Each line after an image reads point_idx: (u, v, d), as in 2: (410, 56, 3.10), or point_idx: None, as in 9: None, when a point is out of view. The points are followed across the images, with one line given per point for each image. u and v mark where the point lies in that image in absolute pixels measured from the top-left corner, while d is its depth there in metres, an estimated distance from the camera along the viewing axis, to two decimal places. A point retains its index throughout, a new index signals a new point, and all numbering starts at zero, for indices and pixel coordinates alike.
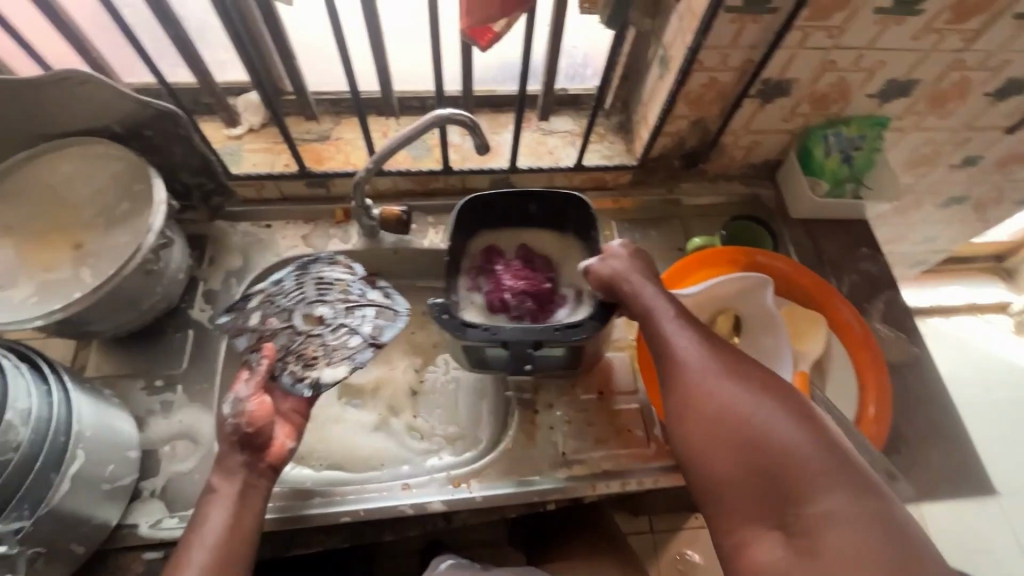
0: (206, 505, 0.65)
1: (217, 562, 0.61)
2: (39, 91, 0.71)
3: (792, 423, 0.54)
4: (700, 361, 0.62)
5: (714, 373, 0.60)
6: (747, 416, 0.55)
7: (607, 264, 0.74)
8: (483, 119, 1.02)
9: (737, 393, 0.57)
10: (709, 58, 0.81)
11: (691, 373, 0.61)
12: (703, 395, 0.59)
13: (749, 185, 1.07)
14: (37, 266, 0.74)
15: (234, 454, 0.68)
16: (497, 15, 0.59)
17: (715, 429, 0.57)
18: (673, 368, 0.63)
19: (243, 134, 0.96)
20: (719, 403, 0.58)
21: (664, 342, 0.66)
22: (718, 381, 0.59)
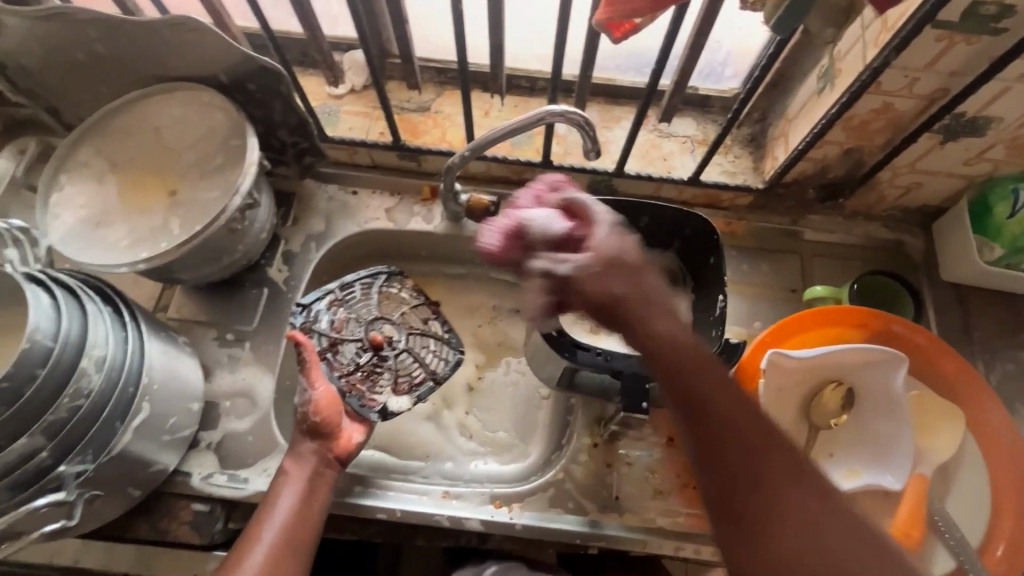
0: (277, 485, 0.66)
1: (284, 546, 0.61)
2: (154, 32, 0.69)
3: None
4: (788, 463, 0.46)
5: (807, 491, 0.45)
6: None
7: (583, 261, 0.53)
8: (595, 109, 0.91)
9: (841, 531, 0.44)
10: (891, 80, 0.66)
11: (777, 484, 0.45)
12: (792, 524, 0.44)
13: (895, 231, 0.90)
14: (133, 207, 0.75)
15: (305, 440, 0.69)
16: (645, 9, 0.49)
17: None
18: (751, 472, 0.46)
19: (344, 94, 0.93)
20: (821, 542, 0.43)
21: (732, 423, 0.47)
22: (817, 506, 0.45)
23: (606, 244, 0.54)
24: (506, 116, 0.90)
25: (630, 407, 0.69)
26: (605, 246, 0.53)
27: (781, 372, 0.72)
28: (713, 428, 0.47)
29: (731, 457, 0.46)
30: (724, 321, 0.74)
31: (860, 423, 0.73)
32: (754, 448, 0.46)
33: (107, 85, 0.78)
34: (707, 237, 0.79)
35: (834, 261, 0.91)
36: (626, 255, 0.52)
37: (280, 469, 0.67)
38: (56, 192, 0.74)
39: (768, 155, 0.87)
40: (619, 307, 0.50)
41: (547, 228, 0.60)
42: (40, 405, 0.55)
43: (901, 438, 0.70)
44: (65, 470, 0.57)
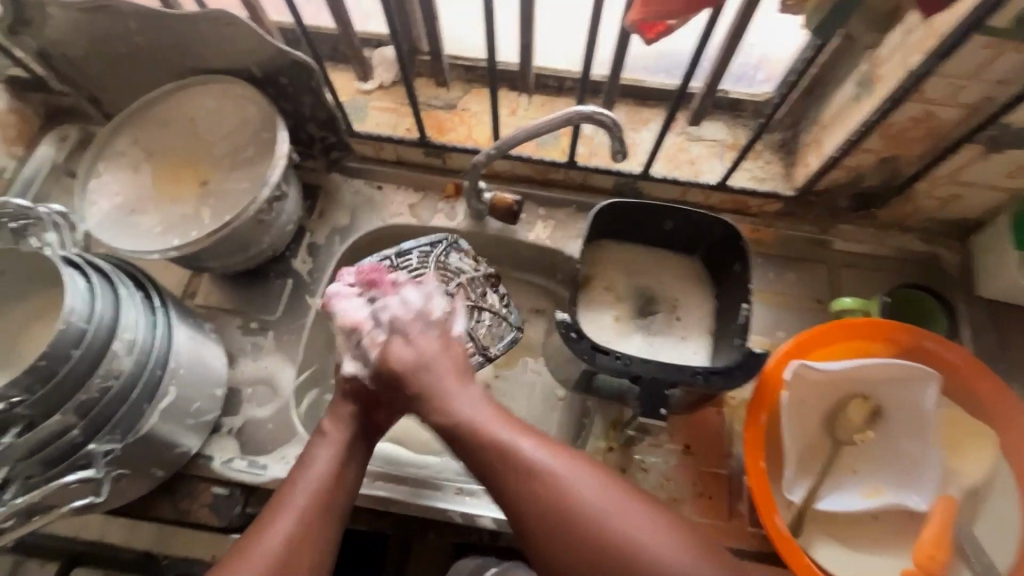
0: (312, 446, 0.65)
1: (320, 509, 0.59)
2: (193, 25, 0.71)
3: (610, 500, 0.52)
4: (552, 468, 0.53)
5: (573, 484, 0.52)
6: (586, 514, 0.51)
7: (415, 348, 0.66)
8: (622, 111, 0.90)
9: (605, 508, 0.51)
10: (934, 88, 0.63)
11: (547, 487, 0.52)
12: (561, 519, 0.51)
13: (930, 244, 0.87)
14: (166, 196, 0.77)
15: (345, 403, 0.68)
16: (681, 11, 0.48)
17: (571, 541, 0.50)
18: (525, 490, 0.53)
19: (373, 90, 0.94)
20: (588, 525, 0.50)
21: (502, 454, 0.55)
22: (581, 493, 0.52)
23: (401, 350, 0.65)
24: (533, 116, 0.90)
25: (647, 412, 0.69)
26: (397, 350, 0.65)
27: (804, 384, 0.71)
28: (488, 464, 0.55)
29: (506, 483, 0.54)
30: (747, 330, 0.72)
31: (886, 440, 0.71)
32: (525, 467, 0.53)
33: (146, 76, 0.81)
34: (731, 241, 0.77)
35: (864, 272, 0.88)
36: (422, 347, 0.65)
37: (318, 429, 0.66)
38: (95, 179, 0.76)
39: (800, 162, 0.85)
40: (412, 400, 0.63)
41: (381, 321, 0.68)
42: (73, 384, 0.57)
43: (929, 458, 0.68)
44: (94, 448, 0.59)
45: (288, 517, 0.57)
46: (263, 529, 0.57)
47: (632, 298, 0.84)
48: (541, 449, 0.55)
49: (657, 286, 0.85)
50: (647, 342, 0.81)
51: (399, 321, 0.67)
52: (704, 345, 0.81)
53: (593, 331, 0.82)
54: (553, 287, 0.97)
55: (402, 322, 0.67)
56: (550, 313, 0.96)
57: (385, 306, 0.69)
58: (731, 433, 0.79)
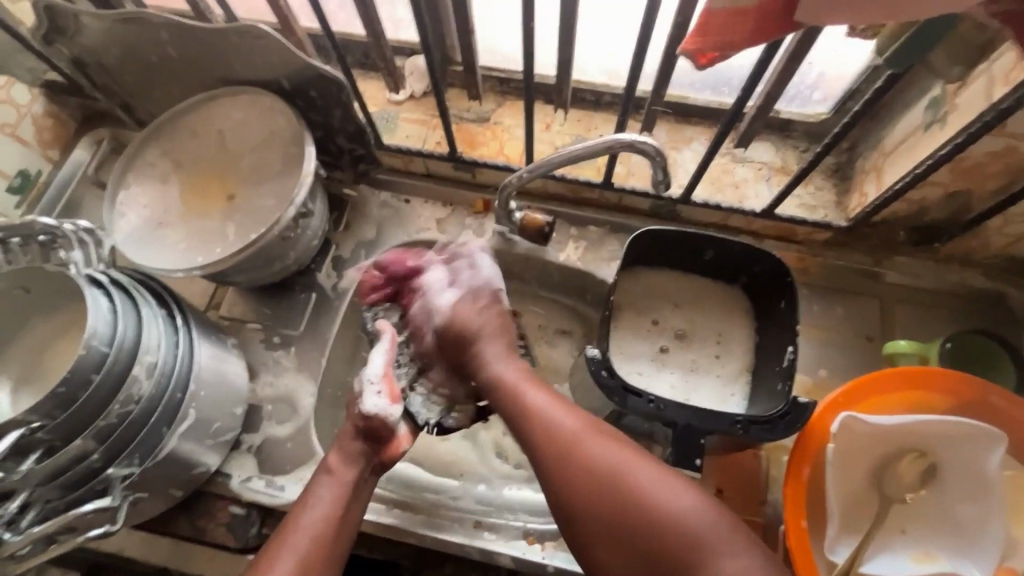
0: (315, 484, 0.64)
1: (316, 541, 0.59)
2: (224, 38, 0.69)
3: (603, 441, 0.58)
4: (574, 426, 0.60)
5: (593, 443, 0.58)
6: (579, 445, 0.58)
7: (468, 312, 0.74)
8: (663, 128, 0.86)
9: (622, 462, 0.56)
10: (1020, 122, 0.57)
11: (570, 443, 0.58)
12: (581, 468, 0.56)
13: (997, 282, 0.80)
14: (194, 209, 0.76)
15: (354, 440, 0.68)
16: (745, 42, 0.42)
17: (568, 466, 0.57)
18: (540, 432, 0.61)
19: (404, 101, 0.91)
20: (604, 475, 0.55)
21: (530, 413, 0.63)
22: (600, 449, 0.57)
23: (473, 312, 0.74)
24: (568, 132, 0.86)
25: (681, 462, 0.64)
26: (467, 310, 0.74)
27: (852, 437, 0.65)
28: (521, 423, 0.63)
29: (534, 438, 0.61)
30: (792, 375, 0.68)
31: (938, 499, 0.66)
32: (550, 426, 0.61)
33: (177, 85, 0.80)
34: (778, 278, 0.73)
35: (922, 309, 0.82)
36: (485, 317, 0.74)
37: (323, 466, 0.66)
38: (124, 191, 0.76)
39: (855, 190, 0.79)
40: (472, 358, 0.72)
41: (451, 289, 0.77)
42: (93, 409, 0.56)
43: (989, 525, 0.62)
44: (113, 473, 0.58)
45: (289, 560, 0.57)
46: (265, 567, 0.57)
47: (670, 329, 0.80)
48: (567, 412, 0.62)
49: (695, 318, 0.80)
50: (682, 380, 0.77)
51: (476, 290, 0.76)
52: (742, 384, 0.76)
53: (626, 366, 0.78)
54: (583, 308, 0.91)
55: (476, 290, 0.76)
56: (576, 335, 0.91)
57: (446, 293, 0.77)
58: (767, 476, 0.75)
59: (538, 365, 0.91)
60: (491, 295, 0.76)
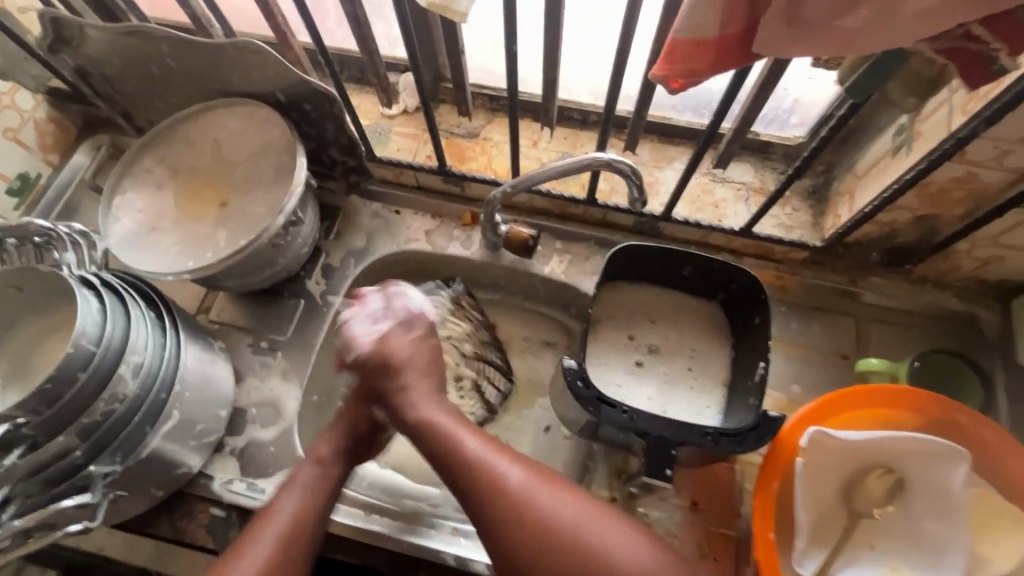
0: (300, 468, 0.68)
1: (293, 527, 0.63)
2: (222, 52, 0.72)
3: (553, 494, 0.56)
4: (521, 482, 0.56)
5: (543, 498, 0.55)
6: (535, 506, 0.55)
7: (399, 347, 0.68)
8: (646, 147, 0.88)
9: (576, 513, 0.55)
10: (978, 150, 0.59)
11: (518, 499, 0.55)
12: (537, 526, 0.54)
13: (968, 304, 0.82)
14: (187, 215, 0.78)
15: (348, 439, 0.70)
16: (706, 72, 0.44)
17: (527, 530, 0.54)
18: (489, 495, 0.56)
19: (396, 115, 0.94)
20: (561, 532, 0.54)
21: (471, 469, 0.57)
22: (552, 506, 0.55)
23: (403, 343, 0.68)
24: (555, 149, 0.88)
25: (651, 472, 0.65)
26: (398, 341, 0.68)
27: (823, 451, 0.67)
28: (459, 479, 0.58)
29: (477, 497, 0.56)
30: (763, 390, 0.70)
31: (906, 515, 0.67)
32: (495, 483, 0.56)
33: (177, 96, 0.82)
34: (753, 295, 0.75)
35: (895, 329, 0.84)
36: (415, 349, 0.68)
37: (314, 453, 0.69)
38: (120, 196, 0.78)
39: (831, 212, 0.82)
40: (399, 395, 0.65)
41: (381, 318, 0.70)
42: (78, 406, 0.57)
43: (955, 541, 0.64)
44: (95, 470, 0.60)
45: (261, 550, 0.60)
46: (240, 554, 0.60)
47: (650, 343, 0.82)
48: (510, 463, 0.58)
49: (674, 332, 0.82)
50: (660, 393, 0.79)
51: (411, 318, 0.71)
52: (719, 398, 0.78)
53: (605, 378, 0.80)
54: (566, 320, 0.93)
55: (412, 318, 0.71)
56: (559, 347, 0.93)
57: (379, 316, 0.70)
58: (740, 490, 0.76)
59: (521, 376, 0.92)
60: (424, 322, 0.71)
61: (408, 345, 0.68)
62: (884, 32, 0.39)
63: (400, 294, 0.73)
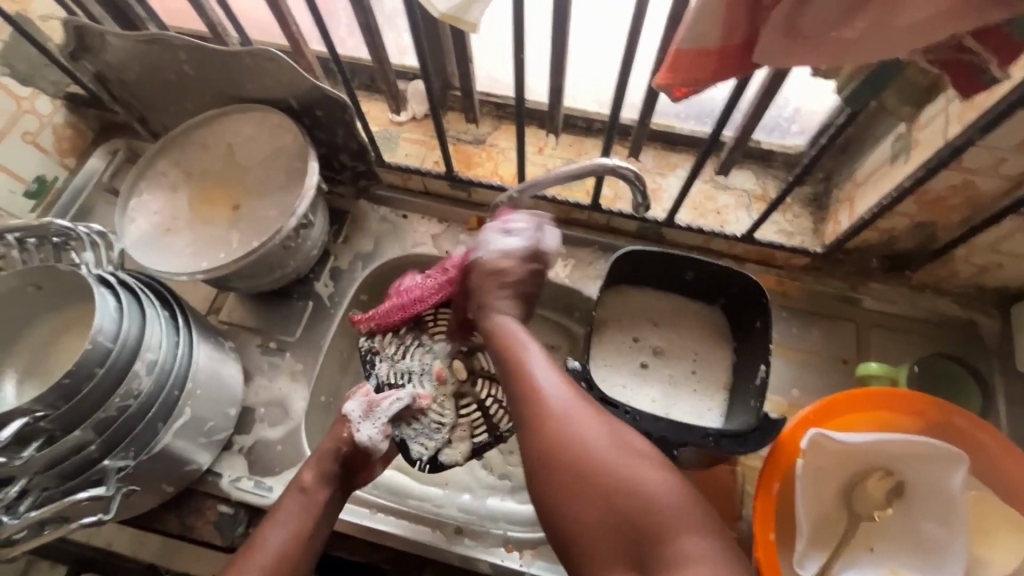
0: (285, 495, 0.68)
1: (280, 555, 0.63)
2: (238, 59, 0.74)
3: (588, 418, 0.57)
4: (565, 398, 0.59)
5: (575, 416, 0.57)
6: (565, 420, 0.57)
7: (494, 264, 0.72)
8: (650, 154, 0.90)
9: (606, 440, 0.56)
10: (975, 158, 0.61)
11: (552, 411, 0.58)
12: (565, 439, 0.56)
13: (967, 310, 0.83)
14: (200, 217, 0.80)
15: (332, 465, 0.70)
16: (706, 79, 0.46)
17: (552, 440, 0.56)
18: (531, 397, 0.60)
19: (405, 122, 0.96)
20: (582, 449, 0.55)
21: (526, 378, 0.61)
22: (579, 423, 0.57)
23: (517, 264, 0.72)
24: (560, 155, 0.90)
25: None
26: (506, 261, 0.72)
27: (823, 453, 0.67)
28: (512, 382, 0.63)
29: (524, 401, 0.60)
30: (764, 393, 0.71)
31: (905, 518, 0.68)
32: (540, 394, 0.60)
33: (193, 102, 0.84)
34: (754, 299, 0.76)
35: (894, 334, 0.84)
36: (525, 274, 0.72)
37: (298, 481, 0.69)
38: (136, 198, 0.80)
39: (831, 218, 0.83)
40: (490, 303, 0.71)
41: (515, 237, 0.73)
42: (94, 401, 0.59)
43: (954, 544, 0.64)
44: (109, 464, 0.61)
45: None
46: None
47: (653, 346, 0.83)
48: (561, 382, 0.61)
49: (676, 336, 0.83)
50: (662, 396, 0.80)
51: (535, 250, 0.73)
52: (720, 401, 0.79)
53: (608, 380, 0.81)
54: (569, 323, 0.95)
55: (533, 253, 0.73)
56: (563, 350, 0.94)
57: (509, 237, 0.72)
58: (742, 493, 0.77)
59: None
60: (543, 261, 0.74)
61: (507, 266, 0.72)
62: (878, 43, 0.40)
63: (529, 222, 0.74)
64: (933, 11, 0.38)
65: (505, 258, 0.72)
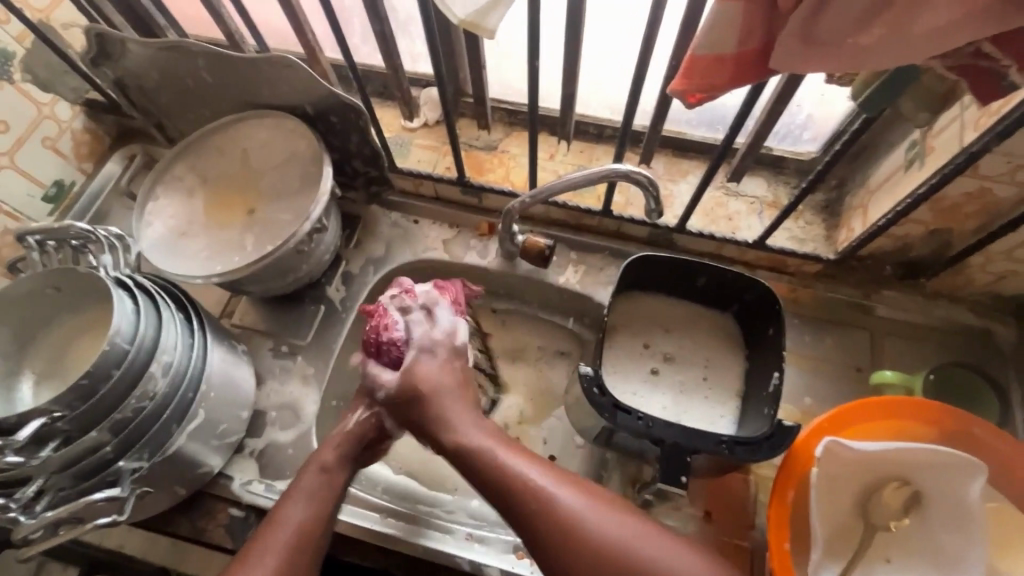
0: (303, 470, 0.66)
1: (302, 533, 0.61)
2: (256, 66, 0.75)
3: (611, 524, 0.52)
4: (578, 506, 0.53)
5: (600, 526, 0.52)
6: (593, 541, 0.51)
7: (423, 363, 0.64)
8: (661, 161, 0.90)
9: (636, 539, 0.52)
10: (991, 165, 0.61)
11: (576, 529, 0.52)
12: (595, 555, 0.51)
13: (982, 318, 0.82)
14: (215, 221, 0.81)
15: (355, 453, 0.68)
16: (724, 84, 0.46)
17: (593, 567, 0.51)
18: (542, 519, 0.52)
19: (417, 128, 0.96)
20: (624, 563, 0.50)
21: (526, 496, 0.54)
22: (609, 534, 0.51)
23: (431, 365, 0.64)
24: (571, 162, 0.91)
25: (667, 478, 0.67)
26: (426, 364, 0.64)
27: (838, 462, 0.67)
28: (507, 503, 0.55)
29: (534, 527, 0.53)
30: (778, 400, 0.70)
31: (923, 528, 0.67)
32: (549, 507, 0.53)
33: (209, 107, 0.86)
34: (767, 305, 0.76)
35: (909, 342, 0.84)
36: (449, 370, 0.64)
37: (318, 459, 0.67)
38: (153, 202, 0.81)
39: (844, 225, 0.83)
40: (432, 416, 0.62)
41: (420, 329, 0.66)
42: (111, 402, 0.59)
43: (972, 555, 0.63)
44: (124, 466, 0.61)
45: (271, 559, 0.59)
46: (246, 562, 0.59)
47: (665, 352, 0.83)
48: (565, 485, 0.54)
49: (688, 342, 0.83)
50: (673, 403, 0.80)
51: (452, 342, 0.67)
52: (733, 408, 0.79)
53: (620, 385, 0.81)
54: (580, 330, 0.95)
55: (450, 344, 0.67)
56: (573, 356, 0.94)
57: (405, 347, 0.66)
58: (755, 501, 0.76)
59: (536, 385, 0.93)
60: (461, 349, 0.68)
61: (434, 361, 0.64)
62: (898, 48, 0.40)
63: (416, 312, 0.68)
64: (955, 16, 0.38)
65: (438, 333, 0.66)
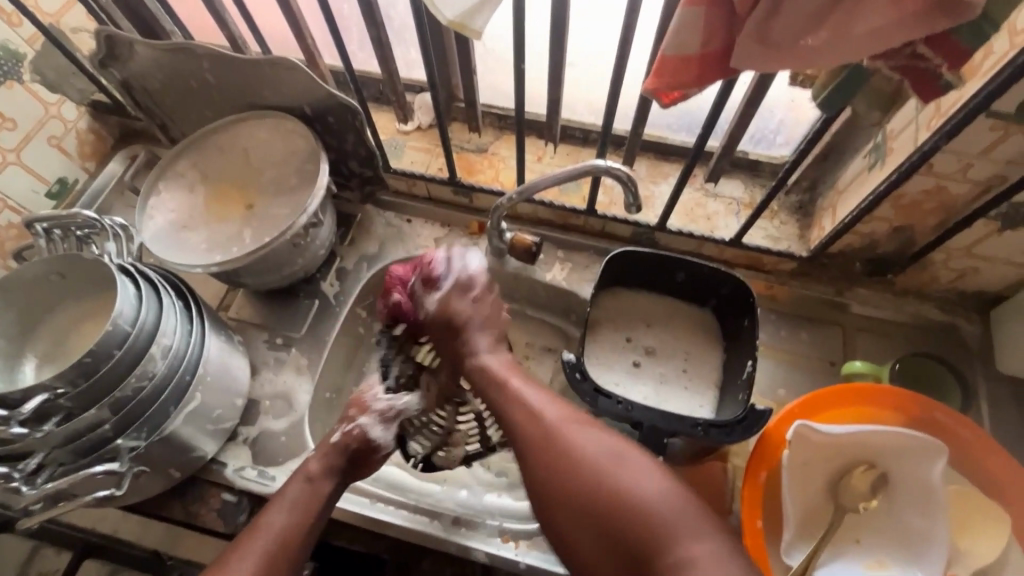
0: (290, 479, 0.71)
1: (282, 538, 0.65)
2: (257, 68, 0.79)
3: (579, 428, 0.62)
4: (543, 406, 0.66)
5: (570, 429, 0.62)
6: (561, 437, 0.62)
7: (456, 302, 0.83)
8: (644, 164, 0.95)
9: (596, 445, 0.60)
10: (943, 163, 0.65)
11: (548, 425, 0.63)
12: (562, 456, 0.60)
13: (948, 315, 0.86)
14: (216, 216, 0.85)
15: (340, 458, 0.73)
16: (693, 81, 0.50)
17: (554, 458, 0.60)
18: (524, 419, 0.65)
19: (411, 131, 1.01)
20: (580, 456, 0.59)
21: (513, 400, 0.69)
22: (574, 433, 0.61)
23: (462, 303, 0.82)
24: (557, 163, 0.95)
25: None
26: (458, 303, 0.82)
27: (810, 445, 0.70)
28: (504, 411, 0.69)
29: (519, 424, 0.65)
30: (751, 386, 0.74)
31: (890, 511, 0.70)
32: (522, 410, 0.66)
33: (212, 108, 0.90)
34: (742, 298, 0.80)
35: (878, 338, 0.88)
36: (472, 306, 0.82)
37: (304, 471, 0.71)
38: (154, 197, 0.84)
39: (816, 224, 0.87)
40: (464, 342, 0.81)
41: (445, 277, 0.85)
42: (111, 381, 0.62)
43: (936, 535, 0.66)
44: (122, 444, 0.64)
45: (252, 561, 0.62)
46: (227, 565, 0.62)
47: (647, 345, 0.86)
48: (549, 400, 0.67)
49: (669, 335, 0.86)
50: (654, 392, 0.83)
51: (466, 278, 0.84)
52: (711, 398, 0.82)
53: (603, 376, 0.84)
54: (566, 326, 0.98)
55: (467, 281, 0.84)
56: (560, 352, 0.97)
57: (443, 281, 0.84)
58: (732, 487, 0.78)
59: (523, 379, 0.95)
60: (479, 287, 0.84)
61: (463, 299, 0.83)
62: (842, 50, 0.45)
63: (457, 257, 0.86)
64: (888, 20, 0.42)
65: (461, 278, 0.84)
